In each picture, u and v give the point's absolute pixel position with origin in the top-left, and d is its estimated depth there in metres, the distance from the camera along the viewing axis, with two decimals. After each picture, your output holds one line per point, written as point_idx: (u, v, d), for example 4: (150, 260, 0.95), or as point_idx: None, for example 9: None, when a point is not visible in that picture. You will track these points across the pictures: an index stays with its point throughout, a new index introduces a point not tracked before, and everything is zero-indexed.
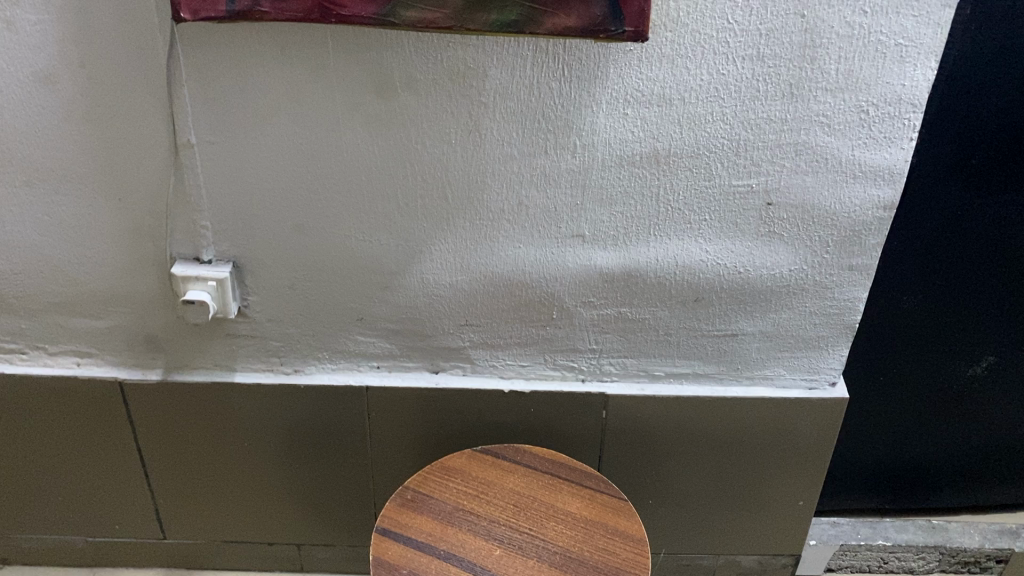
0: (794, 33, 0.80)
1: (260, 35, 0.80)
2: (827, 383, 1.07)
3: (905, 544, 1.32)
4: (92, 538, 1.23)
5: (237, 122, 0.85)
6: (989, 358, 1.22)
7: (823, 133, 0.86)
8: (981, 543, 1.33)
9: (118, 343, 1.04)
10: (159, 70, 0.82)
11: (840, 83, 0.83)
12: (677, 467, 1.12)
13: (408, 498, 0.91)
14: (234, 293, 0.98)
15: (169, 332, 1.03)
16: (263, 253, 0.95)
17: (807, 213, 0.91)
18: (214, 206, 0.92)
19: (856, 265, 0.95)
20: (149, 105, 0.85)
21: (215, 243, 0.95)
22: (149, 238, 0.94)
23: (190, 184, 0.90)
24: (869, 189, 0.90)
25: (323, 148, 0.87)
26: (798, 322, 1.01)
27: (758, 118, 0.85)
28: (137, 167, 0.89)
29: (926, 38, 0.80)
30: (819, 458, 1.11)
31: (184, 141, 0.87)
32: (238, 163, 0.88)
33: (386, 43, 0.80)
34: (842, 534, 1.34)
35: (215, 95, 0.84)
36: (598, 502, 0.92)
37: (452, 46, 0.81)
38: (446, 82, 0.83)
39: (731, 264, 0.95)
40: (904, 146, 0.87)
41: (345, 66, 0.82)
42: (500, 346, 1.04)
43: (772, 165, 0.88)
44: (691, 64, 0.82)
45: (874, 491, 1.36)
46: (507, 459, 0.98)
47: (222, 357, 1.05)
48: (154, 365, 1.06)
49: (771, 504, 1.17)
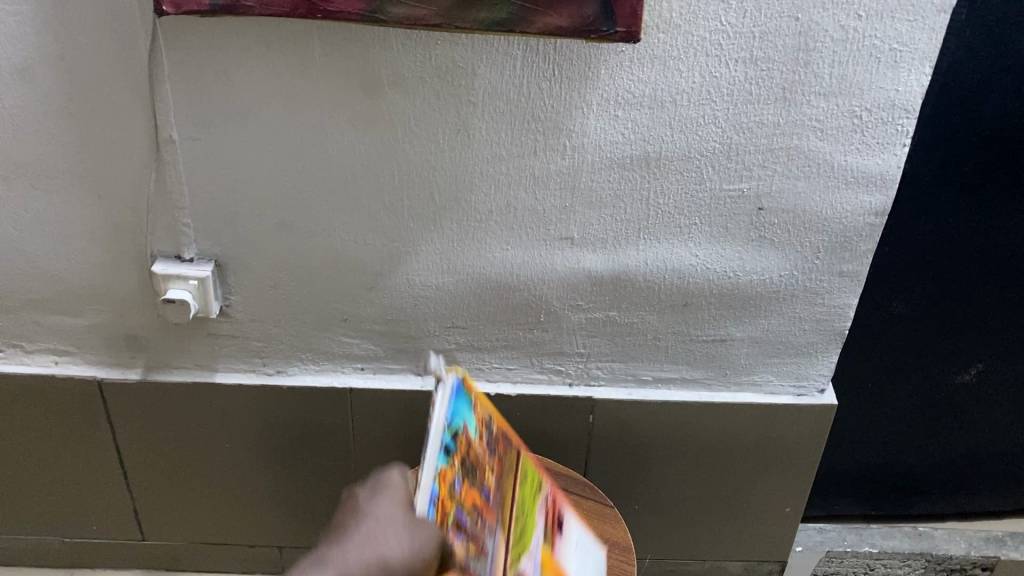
0: (788, 36, 0.79)
1: (245, 28, 0.78)
2: (816, 390, 1.06)
3: (891, 552, 1.34)
4: (68, 538, 1.21)
5: (221, 118, 0.84)
6: (978, 365, 1.21)
7: (815, 137, 0.85)
8: (966, 551, 1.35)
9: (96, 341, 1.02)
10: (141, 64, 0.81)
11: (833, 87, 0.82)
12: (664, 472, 1.11)
13: None
14: (216, 292, 0.96)
15: (149, 331, 1.01)
16: (247, 252, 0.94)
17: (798, 218, 0.90)
18: (196, 203, 0.90)
19: (847, 271, 0.95)
20: (130, 100, 0.83)
21: (197, 242, 0.93)
22: (129, 235, 0.92)
23: (171, 181, 0.88)
24: (861, 195, 0.89)
25: (310, 146, 0.86)
26: (787, 328, 1.00)
27: (750, 121, 0.84)
28: (119, 162, 0.87)
29: (921, 43, 0.79)
30: (807, 465, 1.11)
31: (166, 137, 0.85)
32: (221, 160, 0.87)
33: (374, 40, 0.79)
34: (829, 540, 1.34)
35: (198, 91, 0.82)
36: (582, 506, 0.92)
37: (442, 45, 0.79)
38: (434, 81, 0.81)
39: (721, 269, 0.94)
40: (897, 152, 0.86)
41: (331, 63, 0.80)
42: (486, 349, 1.02)
43: (764, 169, 0.87)
44: (684, 66, 0.80)
45: (861, 497, 1.36)
46: None
47: (203, 357, 1.03)
48: (134, 364, 1.04)
49: (759, 511, 1.16)
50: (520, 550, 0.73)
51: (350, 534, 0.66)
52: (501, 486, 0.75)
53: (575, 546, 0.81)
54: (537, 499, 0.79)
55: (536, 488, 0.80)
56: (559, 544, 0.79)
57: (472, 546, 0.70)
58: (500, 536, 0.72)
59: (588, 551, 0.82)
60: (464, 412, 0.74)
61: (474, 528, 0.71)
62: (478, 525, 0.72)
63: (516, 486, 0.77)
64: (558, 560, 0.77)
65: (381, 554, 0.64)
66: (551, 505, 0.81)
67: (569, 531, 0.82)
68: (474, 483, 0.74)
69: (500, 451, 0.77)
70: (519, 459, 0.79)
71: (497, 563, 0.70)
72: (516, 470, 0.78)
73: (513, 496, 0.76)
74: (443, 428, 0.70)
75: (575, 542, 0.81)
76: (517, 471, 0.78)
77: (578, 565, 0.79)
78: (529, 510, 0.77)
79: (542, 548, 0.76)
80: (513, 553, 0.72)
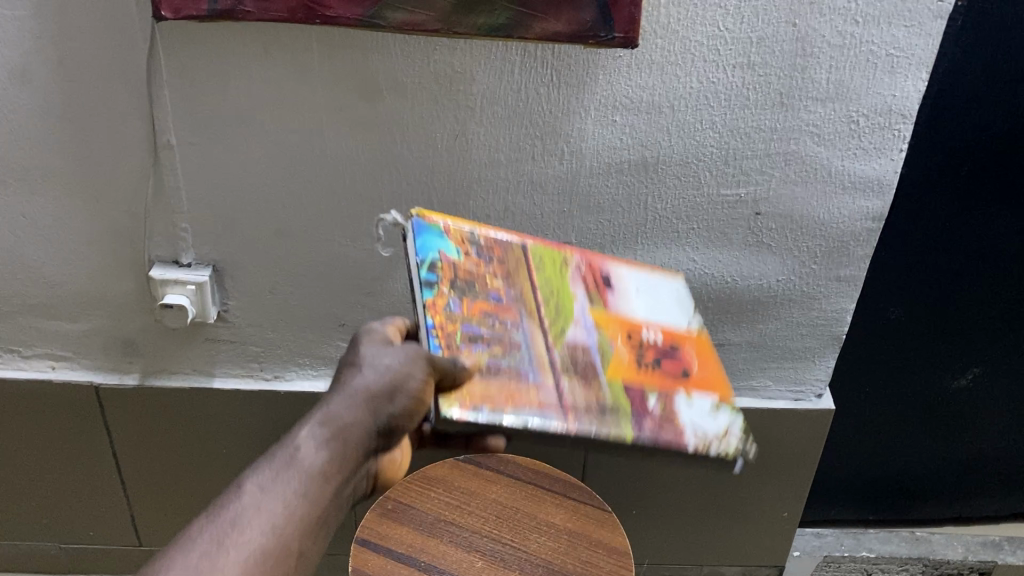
0: (785, 42, 0.79)
1: (243, 33, 0.78)
2: (813, 395, 1.06)
3: (888, 556, 1.34)
4: (65, 545, 1.21)
5: (219, 123, 0.84)
6: (975, 370, 1.22)
7: (812, 143, 0.85)
8: (964, 555, 1.35)
9: (93, 346, 1.02)
10: (139, 69, 0.81)
11: (830, 93, 0.82)
12: (663, 476, 1.11)
13: (388, 508, 0.90)
14: (214, 298, 0.96)
15: (147, 336, 1.01)
16: (245, 257, 0.93)
17: (795, 223, 0.91)
18: (194, 208, 0.90)
19: (844, 276, 0.95)
20: (129, 105, 0.83)
21: (195, 247, 0.93)
22: (127, 240, 0.92)
23: (169, 186, 0.88)
24: (858, 200, 0.89)
25: (308, 151, 0.86)
26: (785, 333, 1.00)
27: (748, 127, 0.84)
28: (116, 167, 0.87)
29: (917, 49, 0.79)
30: (805, 469, 1.11)
31: (164, 142, 0.85)
32: (219, 165, 0.87)
33: (372, 46, 0.79)
34: (826, 545, 1.35)
35: (197, 95, 0.82)
36: (581, 513, 0.91)
37: (440, 50, 0.79)
38: (433, 86, 0.81)
39: (719, 274, 0.95)
40: (894, 157, 0.86)
41: (329, 68, 0.80)
42: None
43: (762, 174, 0.87)
44: (681, 71, 0.81)
45: (858, 503, 1.36)
46: (489, 468, 0.96)
47: (200, 362, 1.03)
48: (131, 370, 1.04)
49: (757, 516, 1.16)
50: (565, 322, 0.72)
51: (337, 382, 0.63)
52: (511, 282, 0.73)
53: (632, 293, 0.79)
54: (567, 275, 0.77)
55: (563, 264, 0.78)
56: (612, 298, 0.77)
57: (500, 346, 0.67)
58: (528, 323, 0.70)
59: (654, 282, 0.82)
60: (436, 243, 0.72)
61: (495, 331, 0.68)
62: (497, 325, 0.69)
63: (530, 275, 0.75)
64: (612, 314, 0.75)
65: (363, 385, 0.62)
66: (589, 270, 0.78)
67: (621, 280, 0.80)
68: (475, 293, 0.70)
69: (500, 256, 0.76)
70: (527, 253, 0.78)
71: (534, 346, 0.68)
72: (526, 264, 0.76)
73: (530, 282, 0.74)
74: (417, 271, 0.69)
75: (633, 287, 0.79)
76: (529, 264, 0.76)
77: (643, 308, 0.78)
78: (561, 285, 0.76)
79: (590, 309, 0.74)
80: (552, 330, 0.71)
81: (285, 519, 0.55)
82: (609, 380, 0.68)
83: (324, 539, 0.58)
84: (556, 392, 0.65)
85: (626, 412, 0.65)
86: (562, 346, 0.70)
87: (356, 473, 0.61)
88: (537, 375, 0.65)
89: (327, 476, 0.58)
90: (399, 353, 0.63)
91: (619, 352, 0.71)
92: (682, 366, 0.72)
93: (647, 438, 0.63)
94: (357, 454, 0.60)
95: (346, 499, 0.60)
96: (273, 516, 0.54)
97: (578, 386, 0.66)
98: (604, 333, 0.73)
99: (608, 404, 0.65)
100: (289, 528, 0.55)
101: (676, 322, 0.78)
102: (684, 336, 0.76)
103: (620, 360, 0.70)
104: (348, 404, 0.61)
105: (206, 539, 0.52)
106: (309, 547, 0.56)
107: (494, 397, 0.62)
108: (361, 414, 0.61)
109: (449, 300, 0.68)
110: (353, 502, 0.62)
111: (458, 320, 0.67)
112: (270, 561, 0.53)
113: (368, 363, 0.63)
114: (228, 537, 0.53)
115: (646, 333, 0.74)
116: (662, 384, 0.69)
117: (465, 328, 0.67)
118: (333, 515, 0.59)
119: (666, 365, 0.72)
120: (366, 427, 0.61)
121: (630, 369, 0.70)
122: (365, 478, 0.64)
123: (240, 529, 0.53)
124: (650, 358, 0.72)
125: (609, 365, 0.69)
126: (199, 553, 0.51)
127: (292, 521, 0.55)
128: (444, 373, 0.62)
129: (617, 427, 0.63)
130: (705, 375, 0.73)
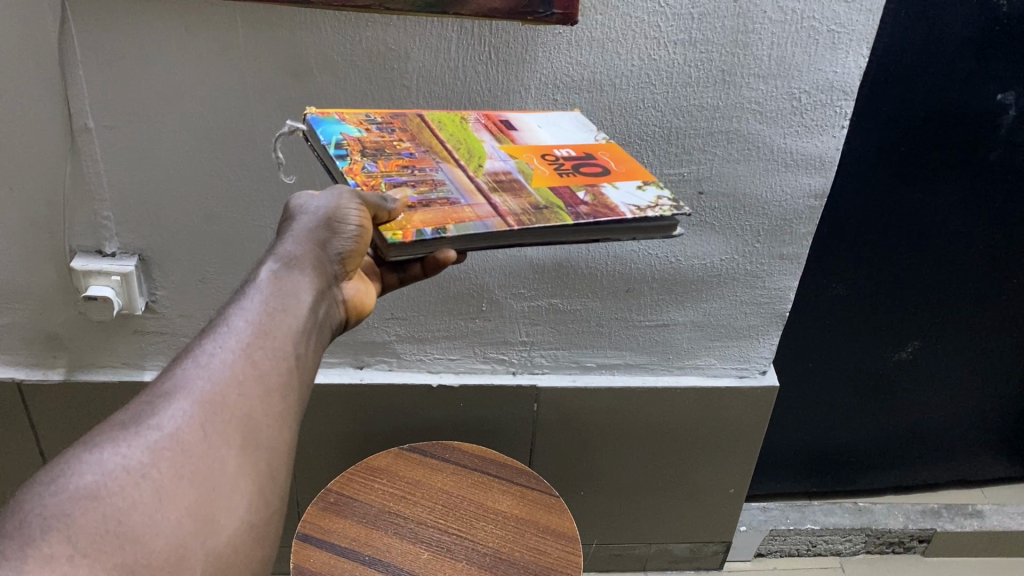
0: (726, 18, 0.77)
1: (164, 9, 0.74)
2: (758, 371, 1.06)
3: (832, 527, 1.35)
4: None
5: (140, 104, 0.79)
6: (914, 343, 1.23)
7: (755, 121, 0.84)
8: (904, 524, 1.37)
9: (14, 342, 0.97)
10: (50, 49, 0.76)
11: (772, 69, 0.81)
12: (612, 457, 1.11)
13: (331, 502, 0.87)
14: (141, 289, 0.92)
15: (71, 330, 0.96)
16: (172, 246, 0.90)
17: (738, 202, 0.90)
18: (117, 197, 0.86)
19: (787, 254, 0.95)
20: (40, 87, 0.78)
21: (119, 236, 0.89)
22: (46, 229, 0.88)
23: (89, 172, 0.84)
24: (800, 177, 0.88)
25: (239, 134, 0.81)
26: (729, 313, 1.00)
27: (690, 105, 0.82)
28: (29, 154, 0.82)
29: (858, 25, 0.78)
30: (747, 445, 1.11)
31: (81, 125, 0.80)
32: (142, 150, 0.82)
33: (300, 22, 0.75)
34: (772, 519, 1.36)
35: (115, 76, 0.77)
36: (530, 499, 0.90)
37: (371, 27, 0.76)
38: (365, 64, 0.78)
39: (663, 255, 0.94)
40: (836, 134, 0.86)
41: (258, 47, 0.76)
42: (427, 340, 1.00)
43: (704, 153, 0.86)
44: (623, 49, 0.79)
45: (802, 474, 1.39)
46: (435, 457, 0.95)
47: (129, 354, 0.99)
48: (56, 365, 0.99)
49: (703, 492, 1.16)
50: (480, 159, 0.64)
51: (281, 236, 0.57)
52: (420, 142, 0.66)
53: (537, 129, 0.71)
54: (469, 128, 0.70)
55: (462, 122, 0.71)
56: (518, 135, 0.69)
57: (424, 185, 0.60)
58: (447, 165, 0.62)
59: (558, 118, 0.75)
60: (336, 127, 0.65)
61: (416, 176, 0.61)
62: (416, 173, 0.61)
63: (435, 135, 0.68)
64: (522, 146, 0.67)
65: (300, 228, 0.57)
66: (488, 119, 0.71)
67: (522, 121, 0.72)
68: (387, 154, 0.63)
69: (402, 126, 0.68)
70: (426, 119, 0.70)
71: (459, 181, 0.61)
72: (428, 127, 0.69)
73: (435, 138, 0.67)
74: (329, 146, 0.62)
75: (537, 125, 0.72)
76: (431, 127, 0.69)
77: (551, 137, 0.70)
78: (466, 135, 0.68)
79: (499, 146, 0.67)
80: (471, 165, 0.63)
81: (275, 326, 0.51)
82: (534, 189, 0.60)
83: (314, 351, 0.54)
84: (492, 206, 0.57)
85: (558, 207, 0.58)
86: (484, 175, 0.62)
87: (324, 301, 0.56)
88: (469, 199, 0.58)
89: (298, 298, 0.53)
90: (328, 194, 0.58)
91: (538, 169, 0.63)
92: (602, 165, 0.65)
93: (587, 217, 0.56)
94: (321, 282, 0.56)
95: (321, 325, 0.55)
96: (261, 324, 0.50)
97: (508, 198, 0.59)
98: (520, 160, 0.65)
99: (542, 204, 0.58)
100: (279, 337, 0.50)
101: (586, 139, 0.71)
102: (597, 146, 0.69)
103: (542, 173, 0.63)
104: (294, 243, 0.56)
105: (208, 350, 0.48)
106: (305, 351, 0.52)
107: (433, 221, 0.55)
108: (309, 251, 0.56)
109: (364, 164, 0.61)
110: (328, 330, 0.57)
111: (379, 175, 0.60)
112: (276, 365, 0.49)
113: (303, 211, 0.58)
114: (229, 346, 0.48)
115: (560, 153, 0.67)
116: (586, 181, 0.62)
117: (388, 181, 0.59)
118: (315, 333, 0.54)
119: (586, 168, 0.64)
120: (321, 259, 0.56)
121: (552, 179, 0.62)
122: (334, 311, 0.58)
123: (241, 337, 0.49)
124: (569, 168, 0.64)
125: (531, 179, 0.62)
126: (204, 361, 0.48)
127: (283, 332, 0.51)
128: (375, 210, 0.56)
129: (556, 216, 0.56)
130: (628, 167, 0.66)
